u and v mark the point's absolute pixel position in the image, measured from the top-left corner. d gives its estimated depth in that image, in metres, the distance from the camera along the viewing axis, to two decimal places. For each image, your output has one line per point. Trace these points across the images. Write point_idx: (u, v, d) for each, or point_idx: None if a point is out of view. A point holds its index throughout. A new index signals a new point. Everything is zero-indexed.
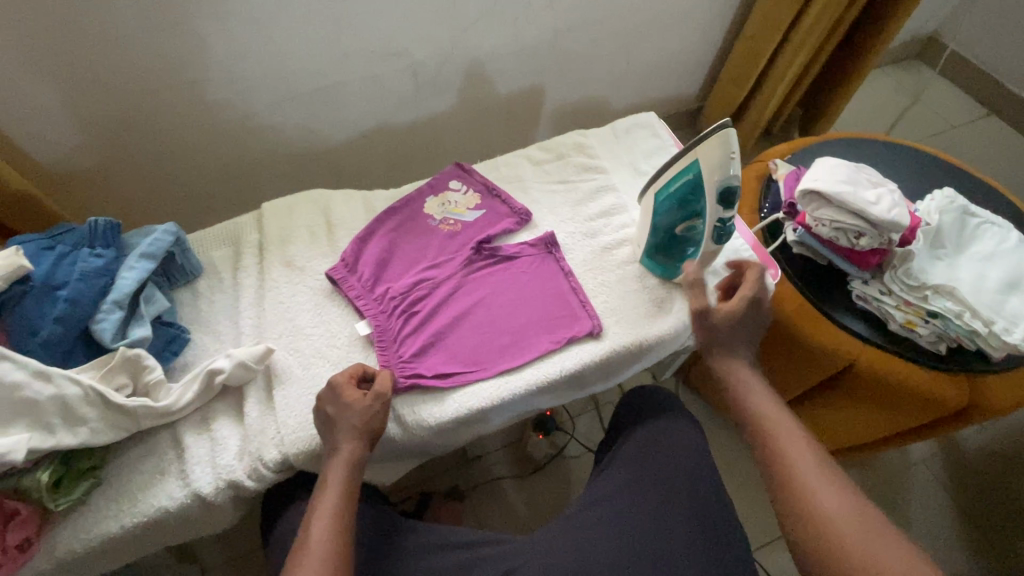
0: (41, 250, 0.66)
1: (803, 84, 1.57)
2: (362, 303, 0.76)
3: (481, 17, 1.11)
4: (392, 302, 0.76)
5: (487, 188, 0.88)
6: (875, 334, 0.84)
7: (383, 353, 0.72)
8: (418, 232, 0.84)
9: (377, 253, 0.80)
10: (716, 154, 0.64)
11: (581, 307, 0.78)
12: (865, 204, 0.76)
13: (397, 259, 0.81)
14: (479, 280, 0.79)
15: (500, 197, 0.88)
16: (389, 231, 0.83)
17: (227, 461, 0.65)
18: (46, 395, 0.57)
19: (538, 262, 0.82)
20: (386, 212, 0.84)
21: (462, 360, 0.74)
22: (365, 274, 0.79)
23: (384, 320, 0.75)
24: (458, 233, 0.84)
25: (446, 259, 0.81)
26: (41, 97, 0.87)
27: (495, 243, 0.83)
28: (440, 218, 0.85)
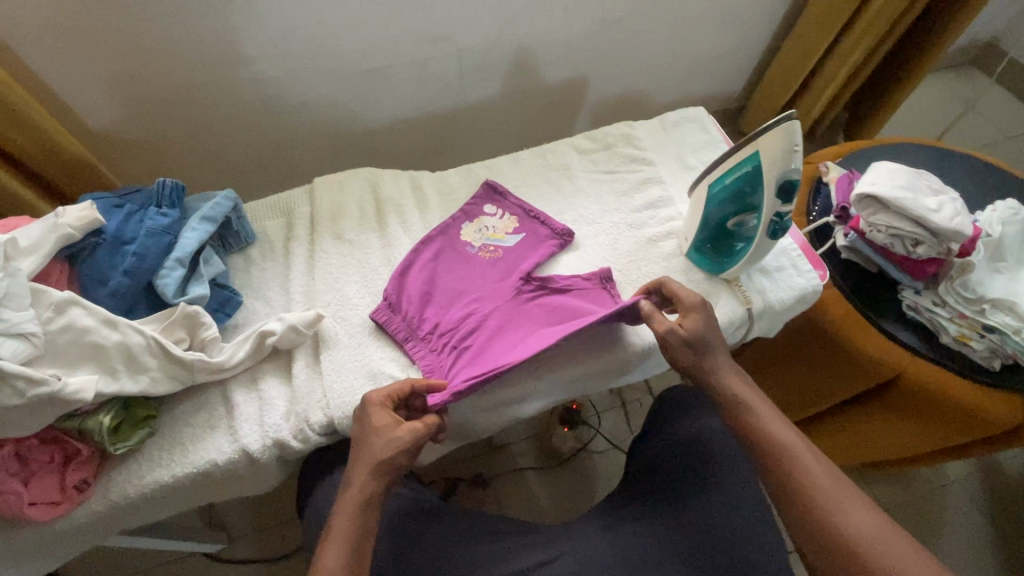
0: (111, 207, 0.70)
1: (852, 88, 1.53)
2: (412, 347, 0.73)
3: (530, 5, 1.11)
4: (441, 340, 0.72)
5: (523, 211, 0.85)
6: (924, 345, 0.82)
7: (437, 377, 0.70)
8: (459, 263, 0.80)
9: (419, 288, 0.76)
10: (778, 147, 0.62)
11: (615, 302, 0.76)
12: (926, 212, 0.74)
13: (439, 292, 0.77)
14: (527, 311, 0.75)
15: (535, 221, 0.84)
16: (428, 265, 0.79)
17: (274, 420, 0.67)
18: (112, 341, 0.60)
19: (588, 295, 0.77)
20: (425, 245, 0.81)
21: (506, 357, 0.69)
22: (410, 314, 0.74)
23: (435, 358, 0.72)
24: (499, 259, 0.81)
25: (491, 291, 0.77)
26: (108, 65, 0.91)
27: (540, 271, 0.80)
28: (480, 246, 0.82)
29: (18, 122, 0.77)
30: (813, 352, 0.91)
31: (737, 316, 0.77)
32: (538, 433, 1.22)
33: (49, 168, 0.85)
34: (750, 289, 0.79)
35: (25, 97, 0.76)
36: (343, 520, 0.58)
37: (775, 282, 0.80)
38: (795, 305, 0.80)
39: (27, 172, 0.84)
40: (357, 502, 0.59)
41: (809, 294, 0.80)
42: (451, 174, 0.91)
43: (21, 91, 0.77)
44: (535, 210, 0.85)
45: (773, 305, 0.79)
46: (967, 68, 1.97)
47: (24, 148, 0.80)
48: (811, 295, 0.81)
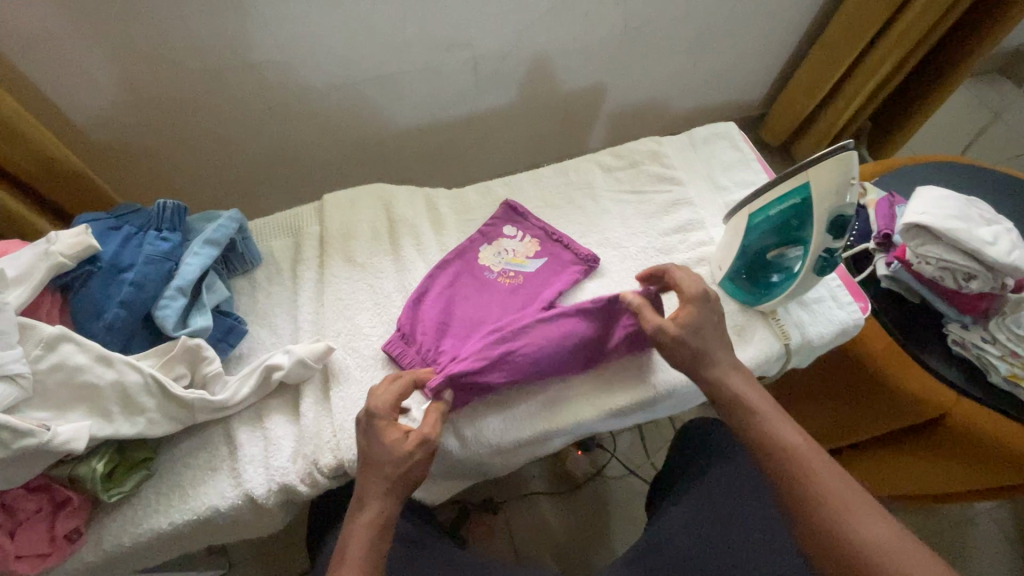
0: (108, 230, 0.65)
1: (879, 98, 1.47)
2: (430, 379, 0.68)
3: (551, 10, 1.06)
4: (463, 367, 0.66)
5: (544, 235, 0.80)
6: (969, 384, 0.78)
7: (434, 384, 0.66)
8: (478, 288, 0.75)
9: (434, 319, 0.71)
10: (834, 178, 0.57)
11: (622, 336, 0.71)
12: (982, 244, 0.69)
13: (456, 323, 0.72)
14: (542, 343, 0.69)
15: (556, 245, 0.79)
16: (446, 291, 0.74)
17: (281, 462, 0.62)
18: (107, 380, 0.56)
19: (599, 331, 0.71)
20: (443, 269, 0.76)
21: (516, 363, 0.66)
22: (425, 346, 0.69)
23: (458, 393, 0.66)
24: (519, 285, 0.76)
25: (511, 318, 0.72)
26: (107, 72, 0.86)
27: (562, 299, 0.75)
28: (499, 270, 0.77)
29: (10, 136, 0.72)
30: (846, 385, 0.87)
31: (774, 352, 0.72)
32: (552, 457, 1.17)
33: (44, 182, 0.80)
34: (788, 323, 0.74)
35: (18, 109, 0.71)
36: (358, 546, 0.52)
37: (814, 315, 0.75)
38: (834, 339, 0.75)
39: (21, 187, 0.79)
40: (371, 527, 0.53)
41: (850, 328, 0.75)
42: (468, 191, 0.86)
43: (14, 103, 0.72)
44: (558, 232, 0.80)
45: (812, 340, 0.74)
46: (994, 75, 1.90)
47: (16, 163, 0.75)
48: (852, 329, 0.76)
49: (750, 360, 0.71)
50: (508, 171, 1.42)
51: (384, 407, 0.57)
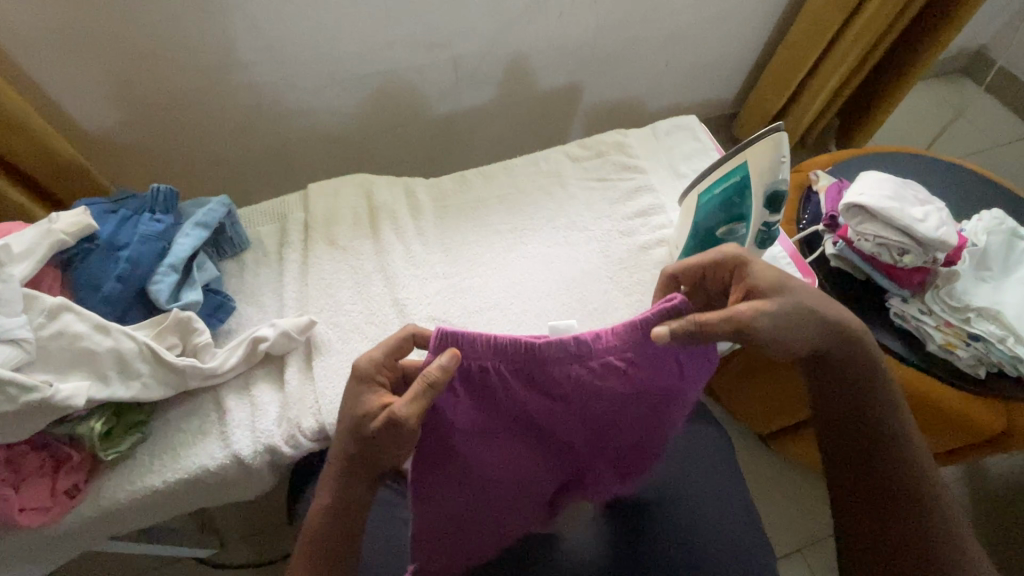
0: (105, 213, 0.70)
1: (843, 97, 1.55)
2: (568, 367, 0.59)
3: (526, 11, 1.13)
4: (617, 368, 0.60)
5: (516, 360, 0.56)
6: (911, 352, 0.83)
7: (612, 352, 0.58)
8: (498, 436, 0.61)
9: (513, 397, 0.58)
10: (766, 157, 0.63)
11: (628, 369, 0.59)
12: (912, 221, 0.76)
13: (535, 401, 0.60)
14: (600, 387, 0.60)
15: (539, 373, 0.58)
16: (461, 478, 0.61)
17: (267, 426, 0.67)
18: (105, 346, 0.61)
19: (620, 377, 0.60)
20: (455, 432, 0.58)
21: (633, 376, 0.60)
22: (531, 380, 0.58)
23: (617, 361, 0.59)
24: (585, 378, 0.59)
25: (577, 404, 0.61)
26: (105, 70, 0.91)
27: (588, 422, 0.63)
28: (506, 403, 0.59)
29: (11, 126, 0.77)
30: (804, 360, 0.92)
31: None
32: None
33: (43, 170, 0.85)
34: None
35: (20, 102, 0.76)
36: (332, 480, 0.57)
37: None
38: None
39: (19, 176, 0.84)
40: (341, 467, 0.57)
41: None
42: (446, 180, 0.92)
43: (16, 95, 0.77)
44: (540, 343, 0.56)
45: None
46: (958, 76, 1.99)
47: (15, 153, 0.80)
48: None
49: None
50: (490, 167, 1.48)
51: (358, 374, 0.57)
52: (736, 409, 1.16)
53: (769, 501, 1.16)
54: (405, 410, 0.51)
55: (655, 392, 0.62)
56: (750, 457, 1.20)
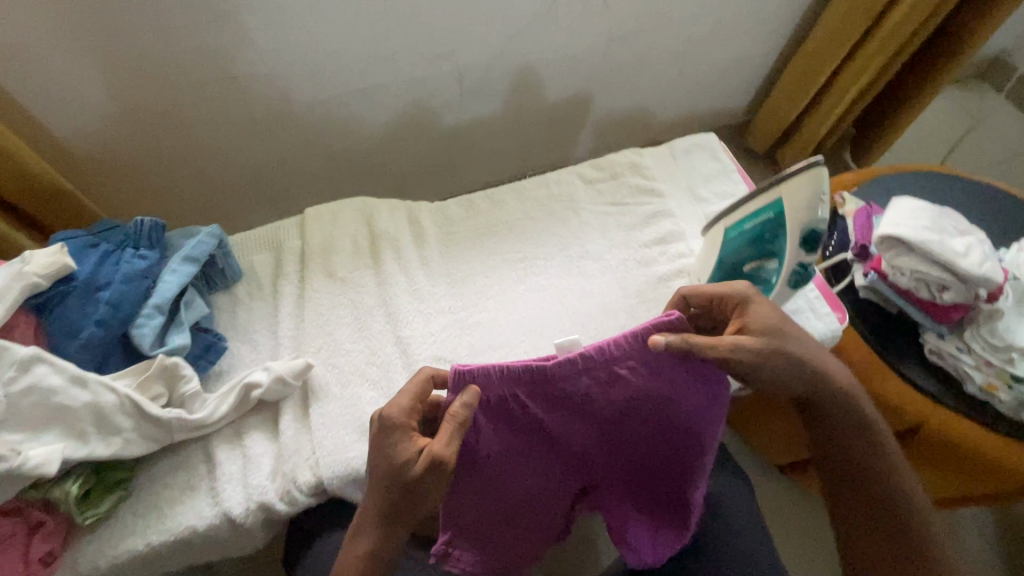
0: (85, 248, 0.65)
1: (861, 106, 1.49)
2: (576, 385, 0.57)
3: (535, 21, 1.07)
4: (624, 386, 0.58)
5: (529, 377, 0.56)
6: (946, 393, 0.79)
7: (618, 367, 0.58)
8: (522, 456, 0.59)
9: (527, 417, 0.58)
10: (805, 192, 0.58)
11: (633, 385, 0.58)
12: (953, 255, 0.71)
13: (549, 421, 0.59)
14: (610, 404, 0.59)
15: (554, 392, 0.57)
16: (479, 495, 0.58)
17: (260, 480, 0.62)
18: (82, 401, 0.56)
19: (631, 394, 0.58)
20: (478, 457, 0.57)
21: (643, 394, 0.58)
22: (545, 400, 0.58)
23: (625, 378, 0.58)
24: (602, 395, 0.58)
25: (590, 424, 0.60)
26: (90, 87, 0.86)
27: (606, 446, 0.62)
28: (523, 422, 0.58)
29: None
30: None
31: None
32: None
33: (23, 196, 0.80)
34: None
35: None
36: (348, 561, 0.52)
37: None
38: None
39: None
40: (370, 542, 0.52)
41: (827, 339, 0.76)
42: (451, 205, 0.87)
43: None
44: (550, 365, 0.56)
45: None
46: (975, 82, 1.93)
47: None
48: (829, 340, 0.77)
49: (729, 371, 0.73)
50: (497, 180, 1.42)
51: (376, 422, 0.54)
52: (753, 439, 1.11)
53: (789, 536, 1.10)
54: (438, 450, 0.50)
55: (673, 413, 0.59)
56: (768, 488, 1.14)
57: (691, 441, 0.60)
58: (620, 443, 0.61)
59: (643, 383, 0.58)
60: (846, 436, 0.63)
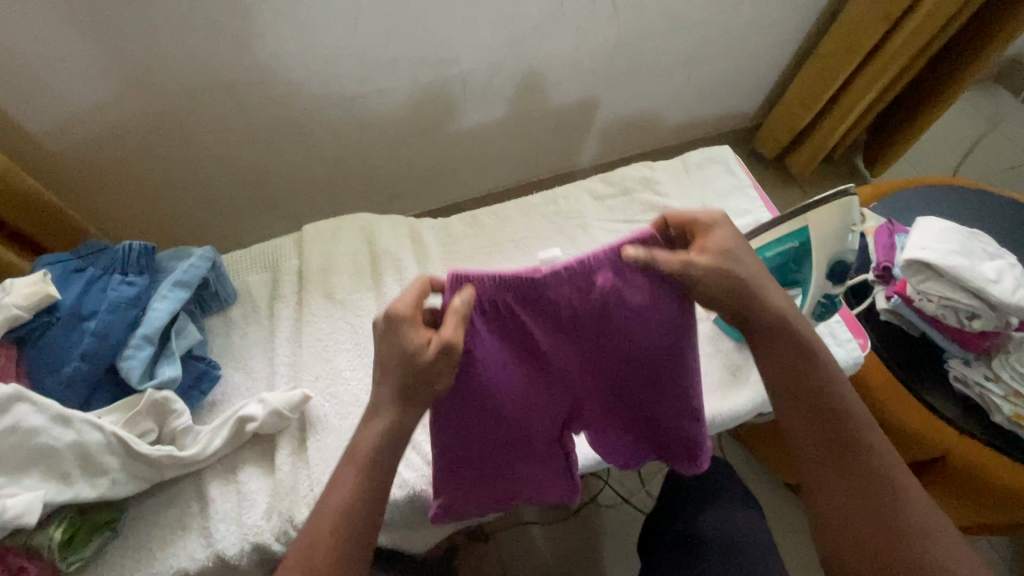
0: (70, 273, 0.61)
1: (874, 112, 1.45)
2: (556, 298, 0.51)
3: (542, 25, 1.03)
4: (609, 300, 0.52)
5: (502, 293, 0.50)
6: (971, 423, 0.75)
7: (600, 277, 0.51)
8: (511, 383, 0.54)
9: (505, 339, 0.52)
10: (835, 223, 0.57)
11: (618, 297, 0.52)
12: (984, 281, 0.67)
13: (533, 342, 0.53)
14: (598, 320, 0.53)
15: (534, 309, 0.51)
16: (470, 429, 0.53)
17: (254, 520, 0.59)
18: (66, 441, 0.53)
19: (619, 305, 0.52)
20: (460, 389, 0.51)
21: (632, 308, 0.52)
22: (525, 321, 0.52)
23: (608, 288, 0.52)
24: (585, 310, 0.52)
25: (579, 343, 0.54)
26: (81, 96, 0.82)
27: (602, 366, 0.56)
28: (504, 346, 0.52)
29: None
30: None
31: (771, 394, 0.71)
32: None
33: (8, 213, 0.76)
34: None
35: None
36: None
37: None
38: None
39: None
40: None
41: (849, 366, 0.73)
42: (455, 222, 0.83)
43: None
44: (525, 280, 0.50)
45: None
46: (989, 85, 1.89)
47: None
48: (851, 368, 0.74)
49: (747, 402, 0.70)
50: (500, 186, 1.39)
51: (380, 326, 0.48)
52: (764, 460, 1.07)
53: None
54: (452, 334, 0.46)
55: (671, 328, 0.53)
56: None
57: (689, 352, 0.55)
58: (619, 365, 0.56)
59: (628, 296, 0.52)
60: (814, 421, 0.50)
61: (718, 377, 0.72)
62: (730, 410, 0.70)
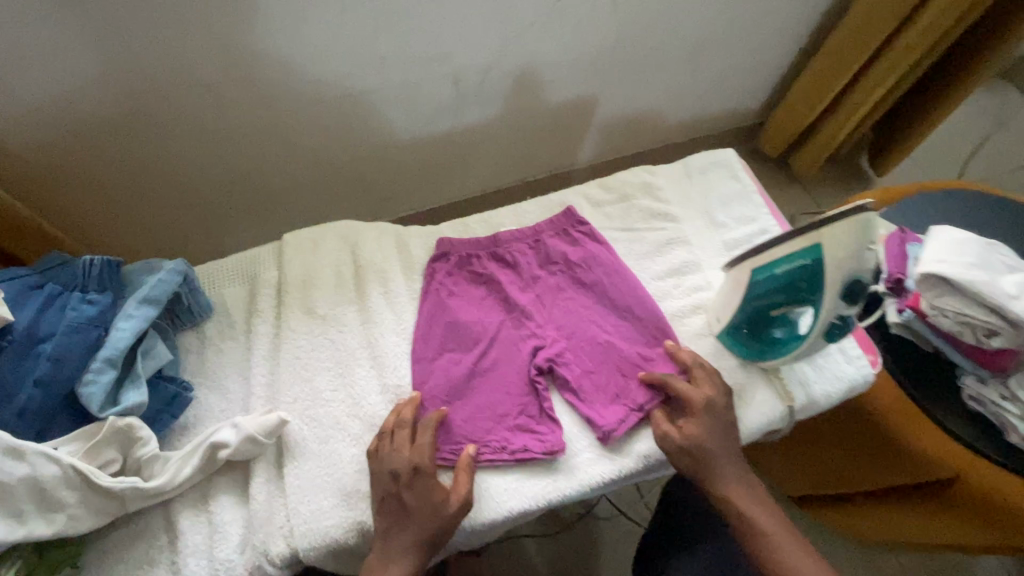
0: (26, 290, 0.57)
1: (880, 111, 1.41)
2: (516, 251, 0.77)
3: (538, 21, 0.98)
4: (552, 251, 0.77)
5: (482, 245, 0.77)
6: (985, 443, 0.72)
7: (544, 239, 0.78)
8: (483, 312, 0.73)
9: (482, 276, 0.75)
10: (847, 239, 0.53)
11: (558, 251, 0.77)
12: (1005, 299, 0.63)
13: (503, 281, 0.75)
14: (548, 268, 0.76)
15: (502, 257, 0.77)
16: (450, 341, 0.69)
17: (227, 554, 0.56)
18: (18, 475, 0.49)
19: (560, 257, 0.76)
20: (449, 309, 0.72)
21: (569, 262, 0.76)
22: (494, 266, 0.76)
23: (551, 246, 0.77)
24: (537, 259, 0.77)
25: (536, 283, 0.75)
26: (51, 97, 0.77)
27: (555, 303, 0.74)
28: (481, 283, 0.75)
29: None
30: (840, 441, 0.82)
31: (777, 416, 0.67)
32: None
33: None
34: (792, 381, 0.69)
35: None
36: None
37: (820, 372, 0.70)
38: (842, 398, 0.70)
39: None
40: None
41: (859, 385, 0.70)
42: (445, 229, 0.80)
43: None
44: (495, 239, 0.77)
45: (818, 400, 0.68)
46: (998, 84, 1.84)
47: None
48: (860, 387, 0.70)
49: (752, 423, 0.67)
50: (494, 187, 1.34)
51: (407, 461, 0.58)
52: (764, 469, 1.05)
53: None
54: (466, 495, 0.58)
55: (600, 274, 0.75)
56: None
57: (619, 290, 0.74)
58: (564, 304, 0.74)
59: (567, 252, 0.77)
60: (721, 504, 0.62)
61: None
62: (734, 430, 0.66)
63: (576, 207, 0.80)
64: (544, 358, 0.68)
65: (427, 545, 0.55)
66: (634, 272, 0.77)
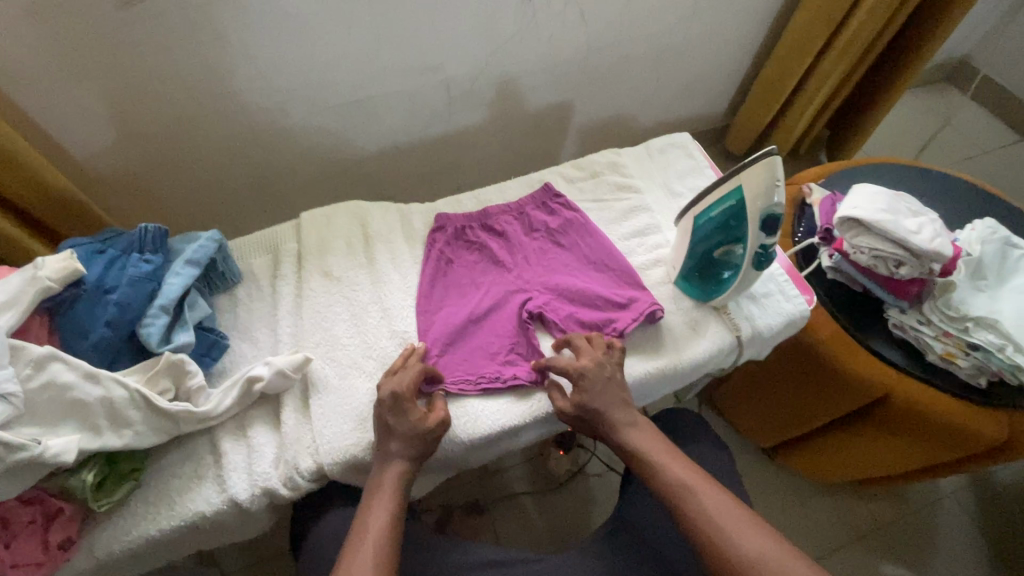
0: (92, 254, 0.68)
1: (832, 107, 1.56)
2: (503, 222, 0.89)
3: (517, 34, 1.12)
4: (533, 220, 0.89)
5: (473, 218, 0.89)
6: (910, 364, 0.84)
7: (526, 211, 0.90)
8: (476, 273, 0.84)
9: (475, 245, 0.87)
10: (761, 181, 0.65)
11: (539, 219, 0.89)
12: (906, 233, 0.76)
13: (492, 247, 0.86)
14: (531, 235, 0.88)
15: (491, 228, 0.88)
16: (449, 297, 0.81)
17: (263, 469, 0.66)
18: (94, 396, 0.59)
19: (541, 224, 0.88)
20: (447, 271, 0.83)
21: (548, 229, 0.88)
22: (485, 235, 0.87)
23: (532, 217, 0.89)
24: (521, 227, 0.89)
25: (520, 246, 0.86)
26: (98, 106, 0.89)
27: (537, 262, 0.85)
28: (474, 250, 0.86)
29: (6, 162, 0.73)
30: (795, 377, 0.94)
31: (727, 344, 0.79)
32: (533, 457, 1.20)
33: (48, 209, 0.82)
34: (739, 317, 0.81)
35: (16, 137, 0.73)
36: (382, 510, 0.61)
37: (763, 308, 0.82)
38: (783, 330, 0.82)
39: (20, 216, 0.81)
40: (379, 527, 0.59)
41: (797, 319, 0.82)
42: (441, 207, 0.92)
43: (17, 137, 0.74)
44: (484, 213, 0.89)
45: (762, 331, 0.80)
46: (942, 85, 2.01)
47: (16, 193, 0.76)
48: (798, 321, 0.82)
49: (705, 349, 0.78)
50: (484, 186, 1.47)
51: (386, 390, 0.67)
52: (739, 423, 1.16)
53: (773, 512, 1.15)
54: (443, 416, 0.67)
55: (575, 238, 0.87)
56: (753, 469, 1.20)
57: (592, 249, 0.86)
58: (545, 263, 0.85)
59: (546, 220, 0.89)
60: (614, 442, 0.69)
61: (679, 331, 0.80)
62: (691, 357, 0.78)
63: (552, 182, 0.92)
64: (529, 305, 0.79)
65: (417, 452, 0.65)
66: (605, 234, 0.90)
